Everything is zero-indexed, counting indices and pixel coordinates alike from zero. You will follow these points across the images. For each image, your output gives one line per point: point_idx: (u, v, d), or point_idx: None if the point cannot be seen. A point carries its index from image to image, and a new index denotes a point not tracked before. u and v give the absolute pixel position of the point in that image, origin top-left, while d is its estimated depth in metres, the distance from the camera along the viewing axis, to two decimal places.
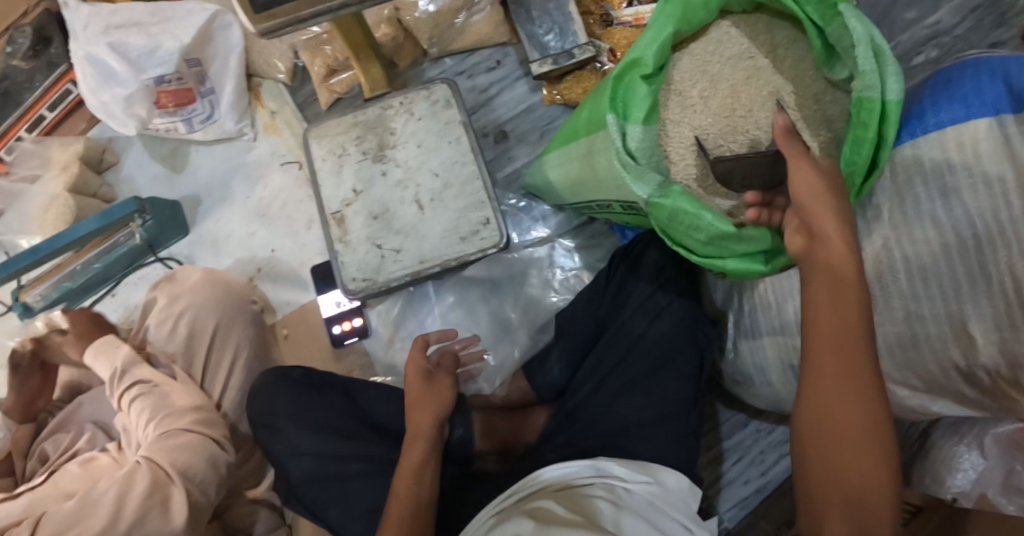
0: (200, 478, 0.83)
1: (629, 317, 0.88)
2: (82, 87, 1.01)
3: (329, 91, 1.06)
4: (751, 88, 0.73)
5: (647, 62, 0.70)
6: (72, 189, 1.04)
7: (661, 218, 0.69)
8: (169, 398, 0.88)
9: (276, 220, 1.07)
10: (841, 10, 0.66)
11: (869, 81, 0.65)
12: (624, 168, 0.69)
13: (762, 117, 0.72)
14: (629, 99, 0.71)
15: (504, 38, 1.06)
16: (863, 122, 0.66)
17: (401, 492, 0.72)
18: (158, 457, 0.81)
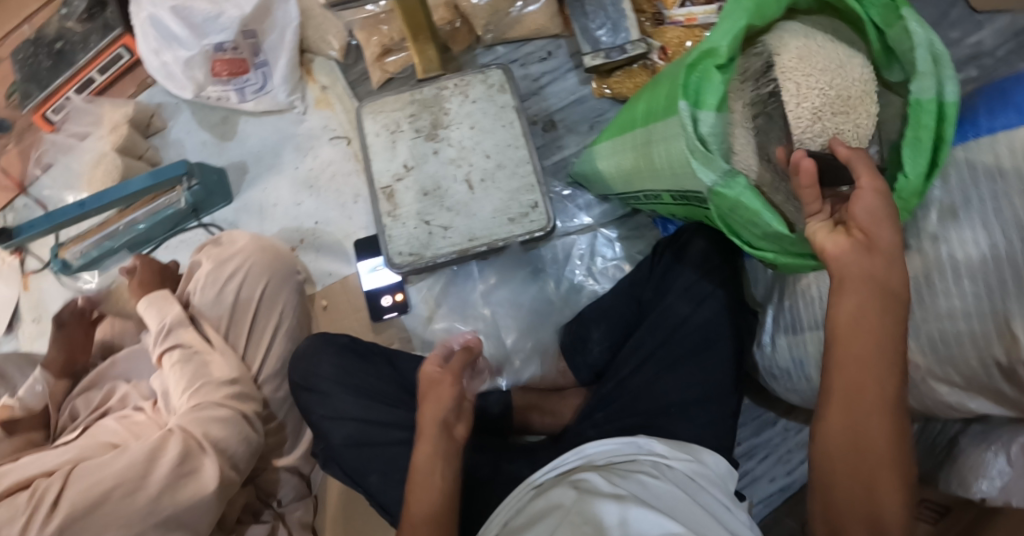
0: (233, 446, 0.82)
1: (674, 301, 0.89)
2: (142, 49, 1.03)
3: (382, 70, 1.07)
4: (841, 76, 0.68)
5: (722, 52, 0.72)
6: (120, 149, 1.04)
7: (723, 205, 0.71)
8: (208, 366, 0.88)
9: (323, 193, 1.09)
10: (904, 13, 0.68)
11: (926, 84, 0.66)
12: (694, 154, 0.71)
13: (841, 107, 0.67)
14: (702, 88, 0.73)
15: (558, 30, 1.08)
16: (920, 123, 0.67)
17: (420, 495, 0.69)
18: (192, 426, 0.81)
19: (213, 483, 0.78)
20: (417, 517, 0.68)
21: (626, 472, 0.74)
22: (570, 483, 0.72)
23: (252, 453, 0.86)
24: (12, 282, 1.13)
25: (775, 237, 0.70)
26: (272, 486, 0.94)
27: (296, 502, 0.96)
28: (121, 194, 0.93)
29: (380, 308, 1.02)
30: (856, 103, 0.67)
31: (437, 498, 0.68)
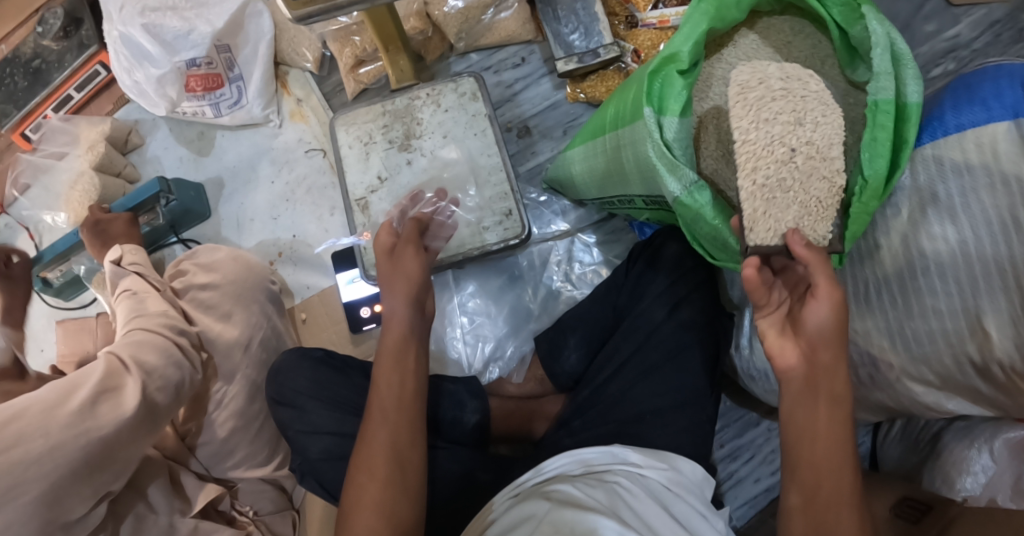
0: (158, 379, 0.81)
1: (648, 306, 0.89)
2: (116, 67, 1.04)
3: (356, 81, 1.08)
4: (804, 158, 0.65)
5: (683, 57, 0.72)
6: (97, 167, 1.05)
7: (687, 215, 0.72)
8: (146, 302, 0.89)
9: (301, 205, 1.09)
10: (864, 12, 0.67)
11: (884, 83, 0.66)
12: (659, 158, 0.70)
13: (791, 198, 0.65)
14: (665, 93, 0.72)
15: (530, 35, 1.08)
16: (879, 124, 0.66)
17: (390, 378, 0.75)
18: (122, 353, 0.81)
19: (136, 403, 0.76)
20: (390, 407, 0.74)
21: (600, 480, 0.74)
22: (543, 495, 0.71)
23: (180, 400, 0.83)
24: None
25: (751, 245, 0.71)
26: (245, 496, 0.93)
27: (275, 513, 0.94)
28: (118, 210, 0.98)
29: (359, 319, 1.02)
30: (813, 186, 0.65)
31: (401, 386, 0.75)
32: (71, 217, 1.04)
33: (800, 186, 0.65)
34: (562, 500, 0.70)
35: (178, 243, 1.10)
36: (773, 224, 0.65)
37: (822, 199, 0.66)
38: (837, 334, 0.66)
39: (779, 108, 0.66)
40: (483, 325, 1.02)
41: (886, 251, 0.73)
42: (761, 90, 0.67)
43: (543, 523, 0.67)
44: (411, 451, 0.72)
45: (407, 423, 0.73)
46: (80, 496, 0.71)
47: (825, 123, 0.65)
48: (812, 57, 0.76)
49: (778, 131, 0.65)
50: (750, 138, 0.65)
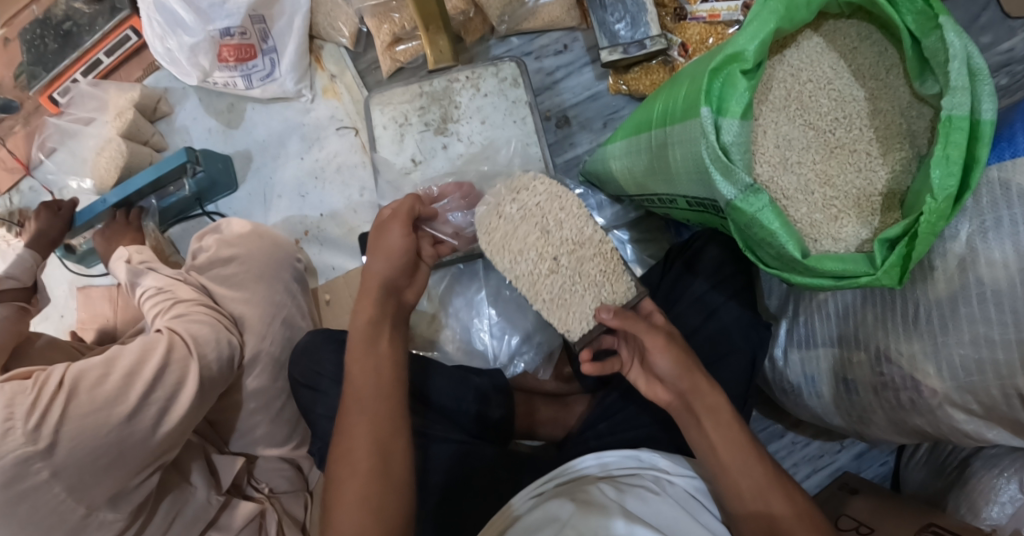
0: (212, 355, 0.82)
1: (684, 310, 0.88)
2: (148, 33, 1.01)
3: (392, 59, 1.04)
4: (595, 259, 0.84)
5: (748, 56, 0.69)
6: (124, 135, 1.03)
7: (740, 220, 0.70)
8: (176, 291, 0.88)
9: (329, 183, 1.07)
10: (941, 22, 0.65)
11: (959, 99, 0.64)
12: (714, 162, 0.68)
13: (610, 290, 0.84)
14: (724, 93, 0.70)
15: (574, 22, 1.04)
16: (951, 142, 0.64)
17: (364, 365, 0.73)
18: (175, 327, 0.81)
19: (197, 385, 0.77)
20: (368, 395, 0.71)
21: (627, 484, 0.72)
22: (569, 495, 0.69)
23: (229, 376, 0.85)
24: None
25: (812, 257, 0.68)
26: (263, 474, 0.91)
27: (290, 493, 0.92)
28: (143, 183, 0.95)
29: None
30: (612, 276, 0.84)
31: (376, 374, 0.72)
32: (96, 184, 1.03)
33: (581, 276, 0.84)
34: (588, 503, 0.68)
35: (204, 216, 1.09)
36: (581, 314, 0.84)
37: (604, 267, 0.85)
38: (683, 368, 0.75)
39: (527, 230, 0.84)
40: (509, 318, 0.98)
41: (940, 273, 0.71)
42: (504, 229, 0.85)
43: (564, 526, 0.65)
44: (393, 439, 0.69)
45: (387, 411, 0.70)
46: (129, 470, 0.70)
47: (565, 219, 0.84)
48: (877, 65, 0.75)
49: (531, 249, 0.84)
50: (520, 273, 0.84)
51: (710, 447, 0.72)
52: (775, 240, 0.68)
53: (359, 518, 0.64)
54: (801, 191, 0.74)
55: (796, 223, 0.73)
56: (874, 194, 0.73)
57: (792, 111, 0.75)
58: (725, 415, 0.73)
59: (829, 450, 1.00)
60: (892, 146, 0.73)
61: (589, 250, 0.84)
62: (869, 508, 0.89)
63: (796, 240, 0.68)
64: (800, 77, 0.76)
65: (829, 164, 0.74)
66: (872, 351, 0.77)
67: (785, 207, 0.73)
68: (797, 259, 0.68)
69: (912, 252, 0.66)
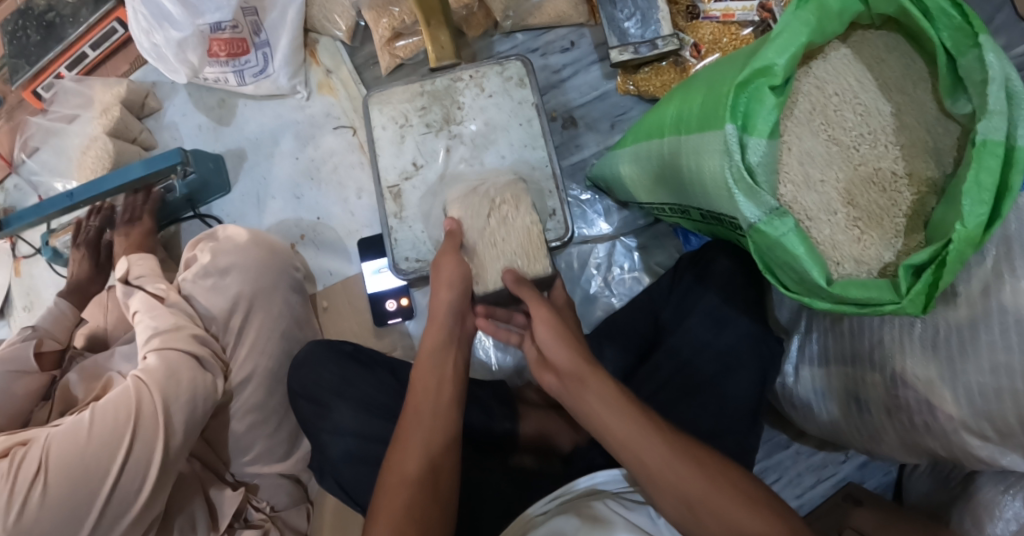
0: (184, 403, 0.78)
1: (695, 323, 0.85)
2: (132, 28, 0.94)
3: (392, 55, 1.00)
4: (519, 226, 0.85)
5: (778, 71, 0.66)
6: (111, 133, 0.99)
7: (761, 242, 0.67)
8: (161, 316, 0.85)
9: (325, 184, 1.03)
10: (981, 41, 0.62)
11: (994, 123, 0.62)
12: (737, 183, 0.66)
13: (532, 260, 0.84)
14: (750, 108, 0.67)
15: (582, 18, 1.00)
16: (985, 167, 0.62)
17: (426, 381, 0.72)
18: (143, 381, 0.76)
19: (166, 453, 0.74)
20: (425, 412, 0.70)
21: (634, 502, 0.71)
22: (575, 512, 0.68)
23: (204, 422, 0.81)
24: (4, 266, 1.07)
25: (835, 284, 0.67)
26: (264, 491, 0.90)
27: (291, 508, 0.92)
28: (115, 182, 0.90)
29: (384, 313, 0.97)
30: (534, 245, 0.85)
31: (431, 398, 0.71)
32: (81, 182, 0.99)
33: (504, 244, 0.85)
34: (595, 519, 0.67)
35: (196, 219, 1.05)
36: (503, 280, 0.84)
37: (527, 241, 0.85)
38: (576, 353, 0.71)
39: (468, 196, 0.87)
40: None
41: (963, 299, 0.69)
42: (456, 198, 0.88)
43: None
44: (443, 458, 0.67)
45: (444, 425, 0.69)
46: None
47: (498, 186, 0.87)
48: (904, 78, 0.72)
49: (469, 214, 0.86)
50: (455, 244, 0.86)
51: (609, 429, 0.65)
52: (796, 264, 0.66)
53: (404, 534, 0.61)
54: (824, 211, 0.71)
55: (817, 245, 0.71)
56: (898, 214, 0.70)
57: (816, 125, 0.73)
58: (613, 397, 0.67)
59: (832, 461, 1.00)
60: (918, 164, 0.70)
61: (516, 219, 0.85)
62: (874, 523, 0.89)
63: (819, 266, 0.66)
64: (824, 91, 0.73)
65: (852, 182, 0.72)
66: (887, 374, 0.76)
67: (807, 227, 0.71)
68: (820, 285, 0.66)
69: (939, 280, 0.64)
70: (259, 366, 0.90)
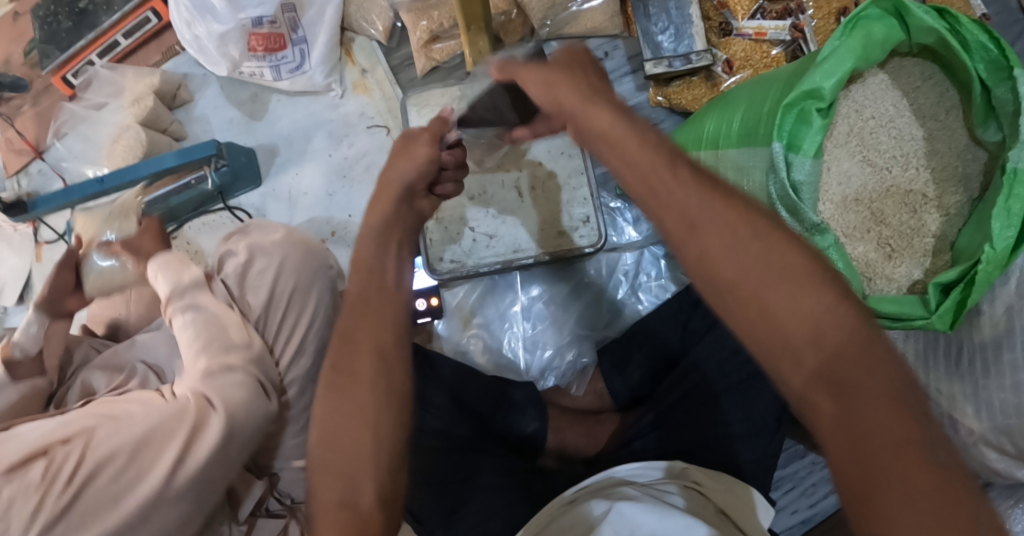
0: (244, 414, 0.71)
1: (724, 332, 0.86)
2: (175, 20, 0.95)
3: (428, 58, 1.01)
4: (545, 216, 0.92)
5: (824, 94, 0.67)
6: (144, 122, 0.98)
7: None
8: (221, 324, 0.77)
9: (358, 183, 1.03)
10: (1015, 74, 0.64)
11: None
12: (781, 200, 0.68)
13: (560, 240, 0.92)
14: (796, 129, 0.69)
15: (617, 30, 1.03)
16: (1015, 194, 0.65)
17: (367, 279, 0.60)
18: (209, 393, 0.71)
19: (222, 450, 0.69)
20: (372, 298, 0.58)
21: (663, 492, 0.74)
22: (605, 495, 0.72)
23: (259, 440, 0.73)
24: (24, 251, 1.05)
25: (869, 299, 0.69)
26: (285, 485, 0.92)
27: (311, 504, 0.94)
28: (148, 170, 0.91)
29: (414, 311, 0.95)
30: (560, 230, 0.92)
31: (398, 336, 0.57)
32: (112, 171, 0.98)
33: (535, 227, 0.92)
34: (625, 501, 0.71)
35: (224, 211, 1.05)
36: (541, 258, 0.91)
37: (552, 226, 0.92)
38: None
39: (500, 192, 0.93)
40: (545, 331, 0.97)
41: (987, 319, 0.72)
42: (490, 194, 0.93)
43: (602, 524, 0.68)
44: (397, 347, 0.57)
45: (403, 363, 0.57)
46: None
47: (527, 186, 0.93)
48: (937, 106, 0.74)
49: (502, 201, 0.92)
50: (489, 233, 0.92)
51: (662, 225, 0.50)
52: None
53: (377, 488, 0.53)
54: (858, 229, 0.74)
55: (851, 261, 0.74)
56: (927, 235, 0.73)
57: (852, 146, 0.75)
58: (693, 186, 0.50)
59: None
60: (947, 188, 0.73)
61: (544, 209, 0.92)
62: None
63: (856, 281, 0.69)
64: (861, 114, 0.76)
65: (884, 202, 0.75)
66: None
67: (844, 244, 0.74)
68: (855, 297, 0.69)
69: (967, 298, 0.67)
70: (295, 362, 0.91)
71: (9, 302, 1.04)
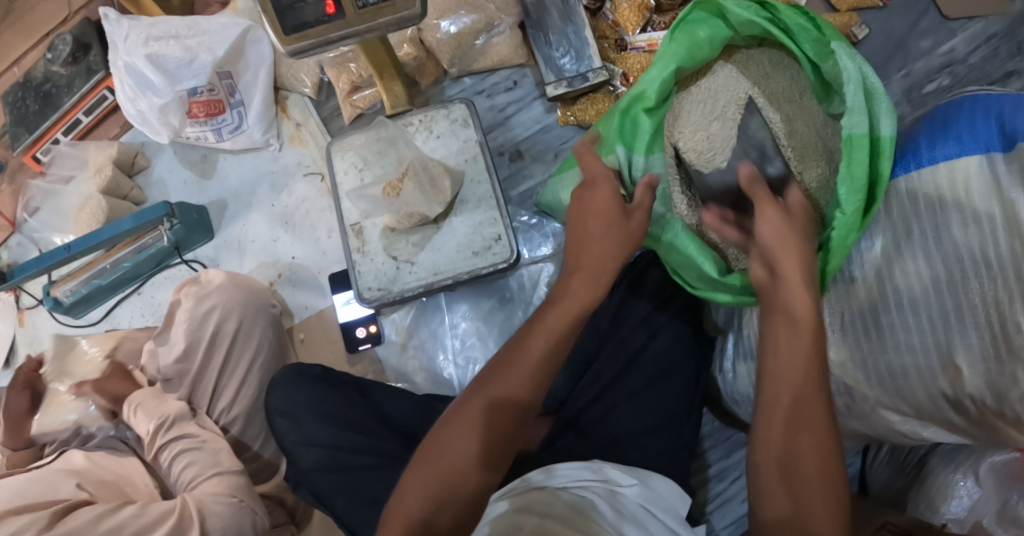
0: (223, 523, 0.84)
1: (629, 332, 0.91)
2: (121, 97, 1.06)
3: (352, 106, 1.11)
4: (470, 233, 0.98)
5: (652, 96, 0.78)
6: (104, 191, 1.09)
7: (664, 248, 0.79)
8: (218, 454, 0.90)
9: (299, 228, 1.12)
10: (835, 49, 0.70)
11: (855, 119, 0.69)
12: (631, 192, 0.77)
13: (490, 253, 0.97)
14: (635, 130, 0.81)
15: (522, 59, 1.10)
16: (854, 159, 0.70)
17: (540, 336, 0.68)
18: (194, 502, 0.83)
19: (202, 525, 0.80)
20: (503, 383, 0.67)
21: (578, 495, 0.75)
22: (530, 510, 0.71)
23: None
24: (7, 318, 1.17)
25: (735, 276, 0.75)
26: None
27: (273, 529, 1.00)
28: (108, 234, 1.00)
29: (354, 339, 1.04)
30: (486, 247, 0.98)
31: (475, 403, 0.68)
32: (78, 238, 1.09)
33: (459, 246, 0.98)
34: (545, 509, 0.71)
35: (182, 265, 1.14)
36: (467, 273, 0.97)
37: (474, 246, 0.98)
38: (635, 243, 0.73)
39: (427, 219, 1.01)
40: (472, 347, 1.02)
41: (861, 285, 0.75)
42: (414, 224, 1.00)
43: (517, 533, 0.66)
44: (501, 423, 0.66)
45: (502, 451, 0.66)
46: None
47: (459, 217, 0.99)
48: (791, 88, 0.78)
49: (424, 228, 0.99)
50: (413, 259, 0.99)
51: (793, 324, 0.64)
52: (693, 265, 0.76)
53: (457, 515, 0.64)
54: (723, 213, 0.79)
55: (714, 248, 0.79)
56: None
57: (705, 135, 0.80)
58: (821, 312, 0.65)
59: None
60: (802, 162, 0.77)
61: (465, 228, 0.99)
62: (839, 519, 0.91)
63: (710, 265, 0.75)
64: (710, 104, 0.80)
65: None
66: None
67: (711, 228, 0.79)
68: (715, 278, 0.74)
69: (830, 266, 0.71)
70: (246, 391, 0.98)
71: None
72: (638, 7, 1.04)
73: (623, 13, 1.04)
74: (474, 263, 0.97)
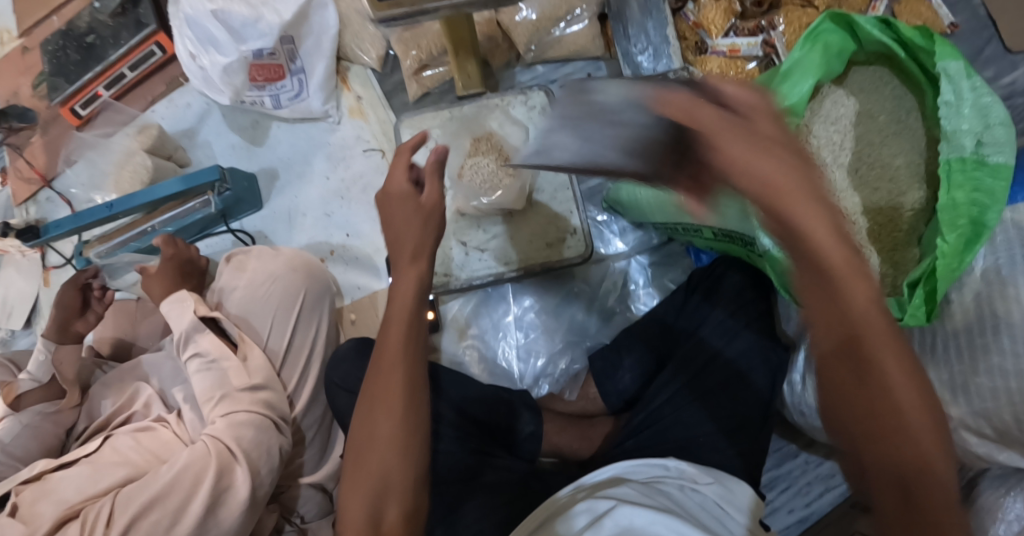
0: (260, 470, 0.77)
1: (708, 334, 0.89)
2: (181, 51, 1.02)
3: (420, 84, 1.06)
4: (546, 225, 0.97)
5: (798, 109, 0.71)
6: (149, 149, 1.03)
7: (779, 267, 0.72)
8: (228, 375, 0.82)
9: (356, 203, 1.08)
10: (950, 71, 0.68)
11: (958, 142, 0.69)
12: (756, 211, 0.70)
13: (561, 249, 0.97)
14: None
15: (598, 51, 1.08)
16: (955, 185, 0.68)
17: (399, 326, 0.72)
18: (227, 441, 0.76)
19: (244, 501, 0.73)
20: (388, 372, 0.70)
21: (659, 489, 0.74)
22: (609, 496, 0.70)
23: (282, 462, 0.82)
24: (31, 275, 1.10)
25: None
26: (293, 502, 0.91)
27: (320, 519, 0.92)
28: (151, 197, 0.93)
29: None
30: (557, 243, 0.97)
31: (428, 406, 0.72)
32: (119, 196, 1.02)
33: (532, 236, 0.97)
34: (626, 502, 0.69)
35: (227, 233, 1.09)
36: (538, 264, 0.97)
37: (547, 239, 0.97)
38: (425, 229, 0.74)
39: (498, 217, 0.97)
40: (534, 341, 1.02)
41: (957, 307, 0.76)
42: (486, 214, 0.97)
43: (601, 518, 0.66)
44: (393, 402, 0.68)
45: (396, 431, 0.67)
46: None
47: (540, 210, 0.97)
48: (897, 110, 0.79)
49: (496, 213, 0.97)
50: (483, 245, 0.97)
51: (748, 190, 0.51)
52: None
53: (402, 501, 0.66)
54: None
55: None
56: (898, 229, 0.76)
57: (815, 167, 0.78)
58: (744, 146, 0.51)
59: (841, 469, 1.02)
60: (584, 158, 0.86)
61: (541, 220, 0.97)
62: None
63: None
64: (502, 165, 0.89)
65: (853, 203, 0.78)
66: None
67: None
68: None
69: (935, 290, 0.68)
70: (308, 362, 0.94)
71: (17, 326, 1.08)
72: (724, 10, 1.03)
73: (708, 14, 1.03)
74: (544, 258, 0.97)
